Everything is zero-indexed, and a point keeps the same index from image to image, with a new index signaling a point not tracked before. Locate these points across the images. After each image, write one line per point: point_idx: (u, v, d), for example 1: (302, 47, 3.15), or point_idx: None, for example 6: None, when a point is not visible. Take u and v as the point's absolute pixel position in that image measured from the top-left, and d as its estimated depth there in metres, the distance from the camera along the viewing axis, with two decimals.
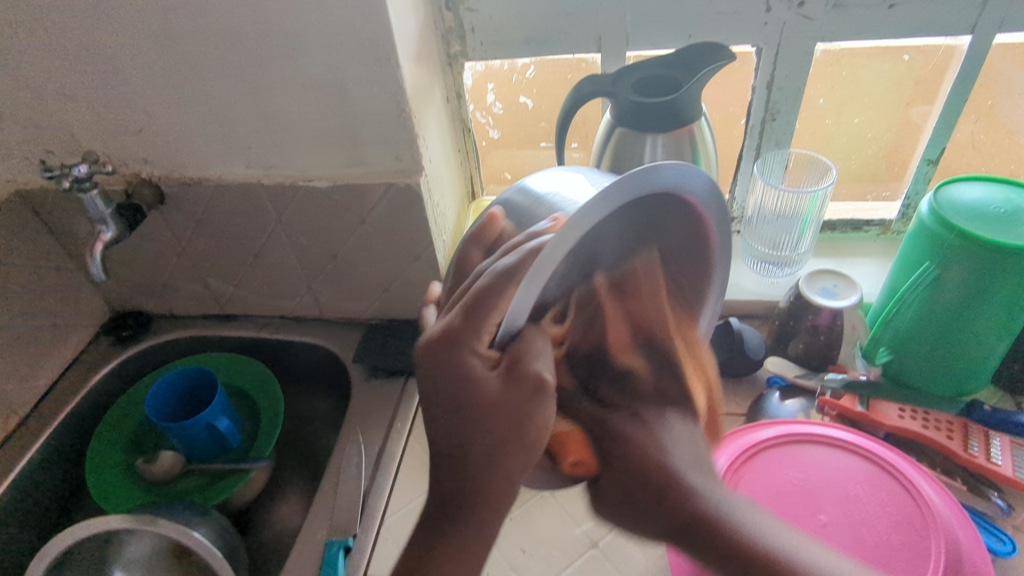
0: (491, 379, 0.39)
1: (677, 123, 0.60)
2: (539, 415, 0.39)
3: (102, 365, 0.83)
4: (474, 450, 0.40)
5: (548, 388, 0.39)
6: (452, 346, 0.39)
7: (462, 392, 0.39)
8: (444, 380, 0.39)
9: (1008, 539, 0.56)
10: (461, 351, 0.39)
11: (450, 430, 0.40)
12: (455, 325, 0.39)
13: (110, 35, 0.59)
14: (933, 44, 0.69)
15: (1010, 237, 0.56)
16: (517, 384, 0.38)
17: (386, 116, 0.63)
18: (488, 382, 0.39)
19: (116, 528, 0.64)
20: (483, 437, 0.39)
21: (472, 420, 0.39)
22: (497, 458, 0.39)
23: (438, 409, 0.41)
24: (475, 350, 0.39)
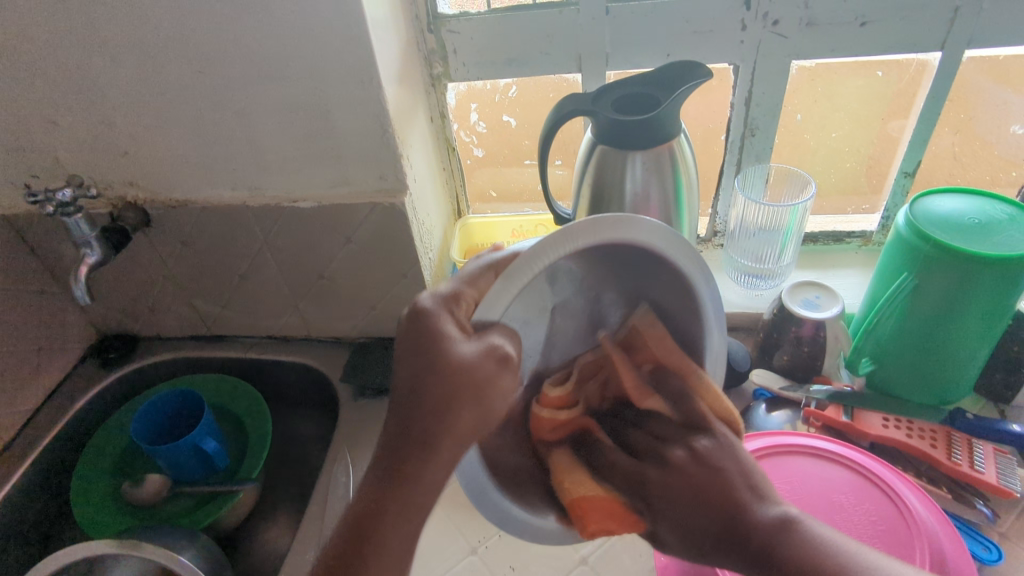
0: (466, 344, 0.39)
1: (657, 141, 0.61)
2: (497, 390, 0.39)
3: (87, 389, 0.82)
4: (427, 398, 0.39)
5: (513, 360, 0.39)
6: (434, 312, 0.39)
7: (428, 352, 0.39)
8: (413, 345, 0.39)
9: (994, 546, 0.56)
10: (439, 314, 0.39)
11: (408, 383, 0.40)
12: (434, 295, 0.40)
13: (95, 60, 0.59)
14: (905, 61, 0.70)
15: (985, 247, 0.57)
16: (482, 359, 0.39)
17: (369, 137, 0.64)
18: (459, 350, 0.38)
19: (100, 554, 0.63)
20: (438, 406, 0.39)
21: (433, 376, 0.39)
22: (451, 409, 0.39)
23: (399, 368, 0.40)
24: (453, 313, 0.39)
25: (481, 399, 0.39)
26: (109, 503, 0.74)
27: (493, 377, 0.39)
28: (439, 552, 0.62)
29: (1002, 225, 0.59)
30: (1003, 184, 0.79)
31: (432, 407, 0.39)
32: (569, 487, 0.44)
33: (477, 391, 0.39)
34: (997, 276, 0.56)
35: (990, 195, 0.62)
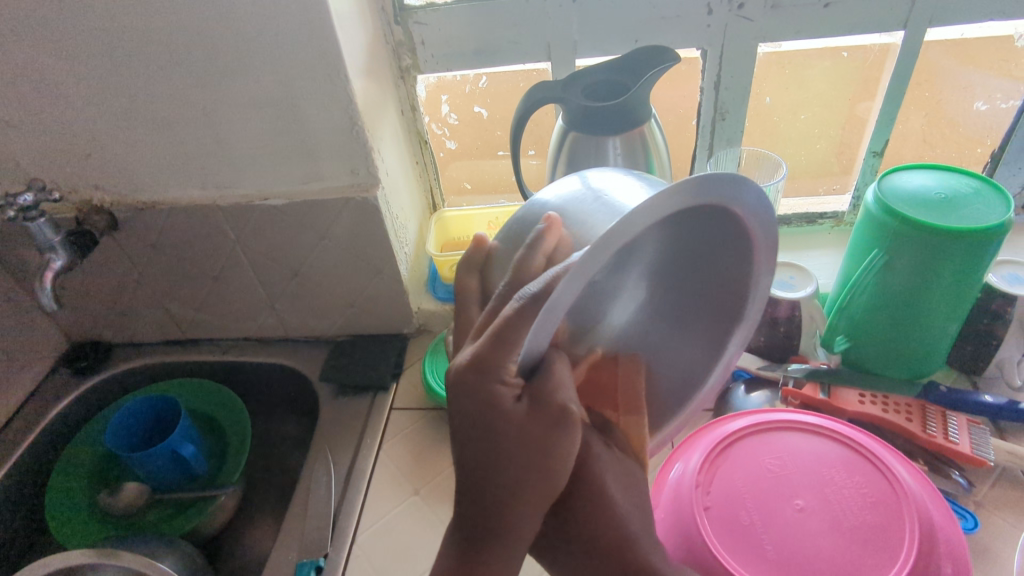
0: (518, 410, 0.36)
1: (628, 125, 0.61)
2: (559, 451, 0.36)
3: (59, 400, 0.80)
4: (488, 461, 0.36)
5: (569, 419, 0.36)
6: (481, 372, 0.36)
7: (485, 419, 0.36)
8: (470, 411, 0.36)
9: (970, 514, 0.57)
10: (491, 380, 0.36)
11: (480, 458, 0.36)
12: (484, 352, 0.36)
13: (52, 60, 0.58)
14: (868, 42, 0.71)
15: (951, 220, 0.57)
16: (543, 415, 0.36)
17: (338, 131, 0.63)
18: (513, 412, 0.36)
19: (77, 564, 0.61)
20: (504, 479, 0.36)
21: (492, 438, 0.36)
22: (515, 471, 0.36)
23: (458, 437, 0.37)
24: (502, 379, 0.36)
25: (547, 468, 0.36)
26: (85, 514, 0.73)
27: (554, 436, 0.36)
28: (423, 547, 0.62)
29: (966, 198, 0.60)
30: (968, 160, 0.81)
31: (503, 484, 0.36)
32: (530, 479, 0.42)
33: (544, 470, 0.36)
34: (965, 248, 0.57)
35: (954, 171, 0.63)
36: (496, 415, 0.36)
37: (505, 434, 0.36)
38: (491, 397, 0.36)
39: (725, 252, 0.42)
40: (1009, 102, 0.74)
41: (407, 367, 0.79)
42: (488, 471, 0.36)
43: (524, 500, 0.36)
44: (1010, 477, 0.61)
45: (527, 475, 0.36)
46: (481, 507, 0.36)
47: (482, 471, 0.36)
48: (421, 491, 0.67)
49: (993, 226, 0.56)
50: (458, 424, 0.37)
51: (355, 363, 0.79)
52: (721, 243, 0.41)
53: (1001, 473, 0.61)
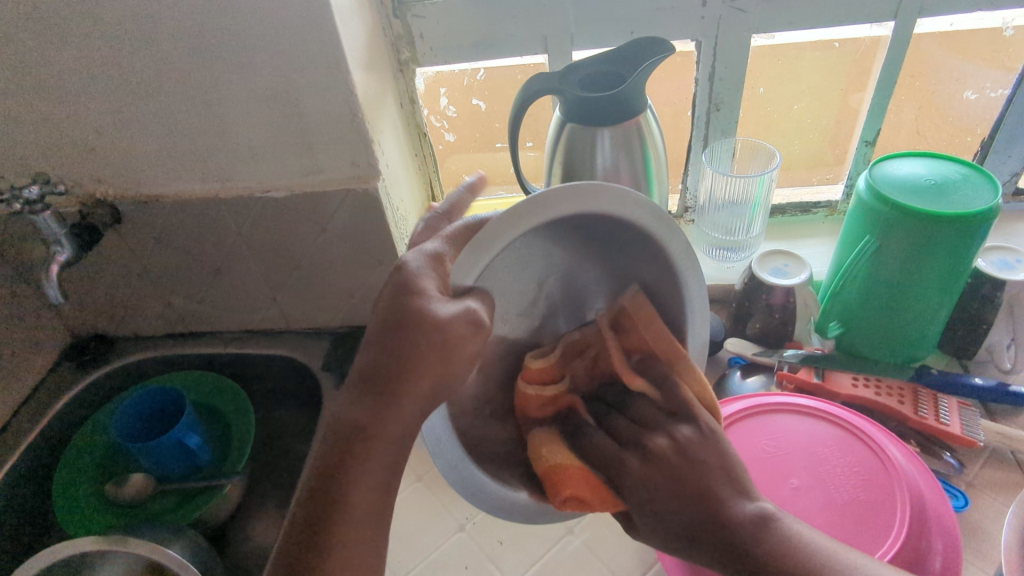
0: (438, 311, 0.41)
1: (624, 115, 0.62)
2: (463, 354, 0.42)
3: (64, 393, 0.81)
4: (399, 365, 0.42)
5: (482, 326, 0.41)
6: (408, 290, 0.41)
7: (410, 307, 0.41)
8: (398, 293, 0.41)
9: (960, 493, 0.59)
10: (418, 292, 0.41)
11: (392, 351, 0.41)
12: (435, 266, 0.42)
13: (56, 54, 0.59)
14: (860, 33, 0.72)
15: (941, 206, 0.59)
16: (464, 318, 0.41)
17: (339, 123, 0.64)
18: (437, 307, 0.41)
19: (88, 551, 0.62)
20: (411, 355, 0.41)
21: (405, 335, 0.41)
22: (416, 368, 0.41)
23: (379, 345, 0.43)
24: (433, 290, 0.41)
25: (449, 360, 0.42)
26: (93, 503, 0.74)
27: (463, 340, 0.41)
28: (426, 531, 0.63)
29: (956, 184, 0.61)
30: (959, 148, 0.82)
31: (410, 358, 0.41)
32: (544, 455, 0.47)
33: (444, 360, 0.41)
34: (955, 233, 0.58)
35: (943, 158, 0.65)
36: (421, 304, 0.41)
37: (421, 322, 0.41)
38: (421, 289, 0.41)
39: (655, 267, 0.48)
40: (998, 90, 0.76)
41: None
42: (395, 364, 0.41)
43: (423, 376, 0.42)
44: (999, 457, 0.62)
45: (430, 358, 0.41)
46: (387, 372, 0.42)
47: (397, 343, 0.41)
48: (424, 477, 0.68)
49: (981, 211, 0.57)
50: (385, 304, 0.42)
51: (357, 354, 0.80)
52: (638, 248, 0.47)
53: (991, 453, 0.63)
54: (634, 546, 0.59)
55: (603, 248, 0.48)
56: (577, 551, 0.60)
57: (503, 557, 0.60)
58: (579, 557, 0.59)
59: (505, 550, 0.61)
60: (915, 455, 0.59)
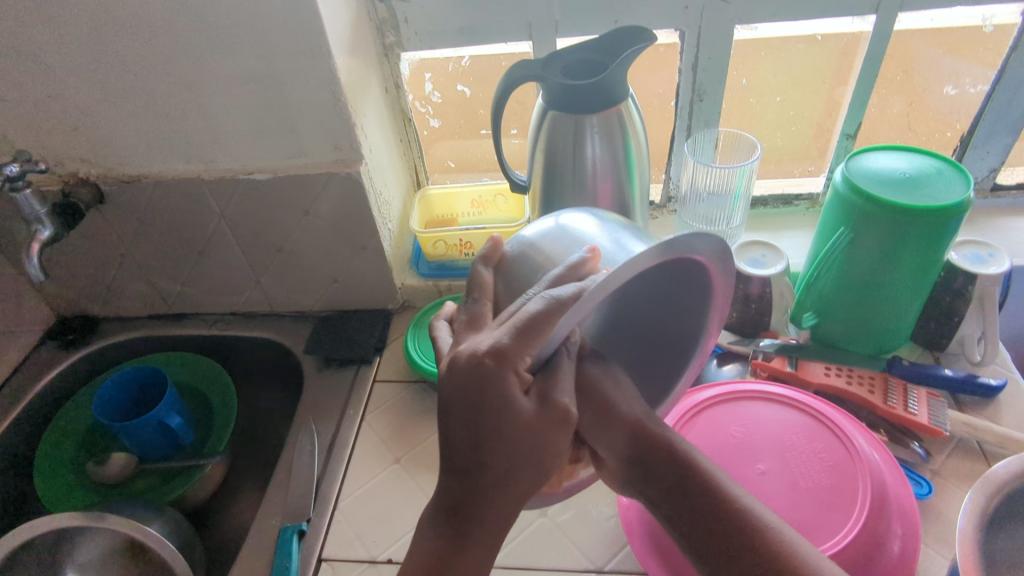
0: (525, 402, 0.41)
1: (606, 103, 0.63)
2: (553, 446, 0.42)
3: (47, 371, 0.81)
4: (488, 468, 0.42)
5: (570, 419, 0.42)
6: (498, 365, 0.40)
7: (493, 412, 0.41)
8: (477, 395, 0.41)
9: (925, 481, 0.60)
10: (507, 370, 0.41)
11: (473, 446, 0.42)
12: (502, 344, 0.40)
13: (36, 32, 0.58)
14: (844, 25, 0.73)
15: (915, 199, 0.59)
16: (544, 415, 0.41)
17: (321, 105, 0.64)
18: (525, 406, 0.41)
19: (68, 526, 0.64)
20: (508, 457, 0.42)
21: (496, 437, 0.41)
22: (510, 469, 0.42)
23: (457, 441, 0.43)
24: (516, 369, 0.41)
25: (544, 457, 0.42)
26: (75, 480, 0.74)
27: (552, 434, 0.42)
28: (402, 513, 0.64)
29: (930, 177, 0.62)
30: (939, 143, 0.82)
31: (511, 461, 0.42)
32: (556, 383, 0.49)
33: (537, 447, 0.42)
34: (928, 227, 0.59)
35: (918, 151, 0.65)
36: (508, 407, 0.41)
37: (509, 424, 0.41)
38: (507, 388, 0.41)
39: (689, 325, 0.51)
40: (977, 87, 0.76)
41: (390, 342, 0.81)
42: (477, 457, 0.42)
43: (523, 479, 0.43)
44: (965, 446, 0.63)
45: (526, 457, 0.42)
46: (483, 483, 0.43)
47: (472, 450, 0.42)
48: (402, 458, 0.69)
49: (954, 205, 0.58)
50: (462, 403, 0.41)
51: (339, 337, 0.80)
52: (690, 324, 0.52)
53: (957, 443, 0.64)
54: (606, 527, 0.60)
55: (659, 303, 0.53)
56: (550, 532, 0.61)
57: None
58: (552, 540, 0.60)
59: None
60: (882, 443, 0.60)
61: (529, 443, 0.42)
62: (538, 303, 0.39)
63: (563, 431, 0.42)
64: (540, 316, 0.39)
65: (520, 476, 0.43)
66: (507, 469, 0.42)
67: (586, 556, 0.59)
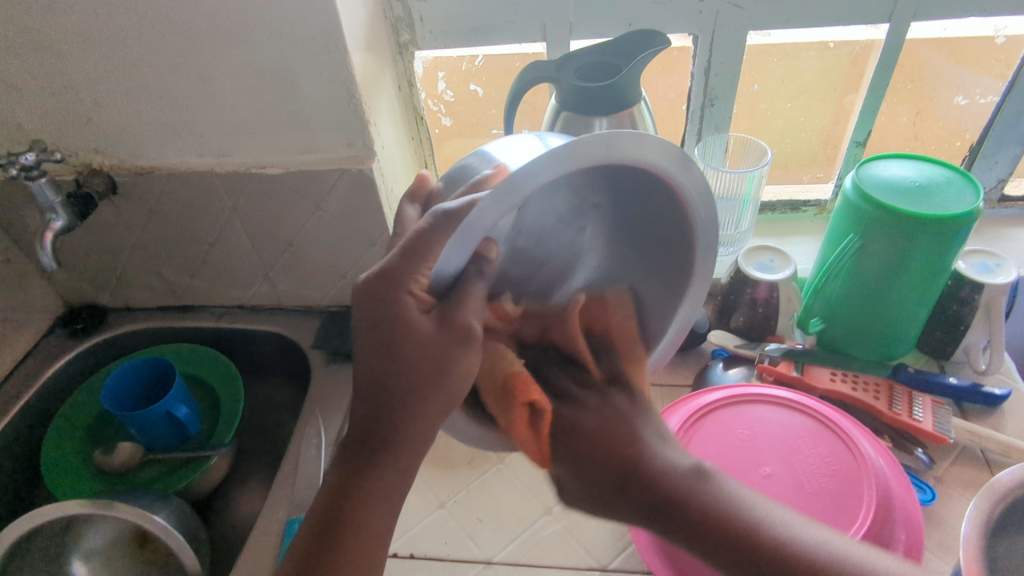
0: (422, 322, 0.41)
1: (619, 106, 0.63)
2: (460, 367, 0.42)
3: (55, 360, 0.82)
4: (395, 389, 0.42)
5: (474, 336, 0.42)
6: (390, 286, 0.40)
7: (392, 330, 0.41)
8: (374, 314, 0.41)
9: (929, 488, 0.61)
10: (397, 291, 0.40)
11: (379, 368, 0.42)
12: (393, 265, 0.41)
13: (55, 24, 0.59)
14: (856, 34, 0.73)
15: (924, 207, 0.60)
16: (447, 331, 0.41)
17: (335, 102, 0.64)
18: (421, 325, 0.41)
19: (74, 514, 0.63)
20: (410, 375, 0.41)
21: (401, 359, 0.41)
22: (417, 394, 0.42)
23: (365, 354, 0.42)
24: (411, 291, 0.41)
25: (450, 380, 0.42)
26: (80, 469, 0.75)
27: (458, 354, 0.41)
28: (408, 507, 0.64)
29: (939, 186, 0.62)
30: (948, 153, 0.83)
31: (414, 374, 0.41)
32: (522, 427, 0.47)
33: (439, 368, 0.41)
34: (936, 235, 0.59)
35: (928, 160, 0.66)
36: (402, 325, 0.40)
37: (407, 341, 0.41)
38: (401, 308, 0.40)
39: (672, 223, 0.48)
40: (988, 97, 0.77)
41: None
42: (385, 377, 0.42)
43: (432, 398, 0.42)
44: (969, 454, 0.64)
45: (433, 377, 0.41)
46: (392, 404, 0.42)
47: (383, 371, 0.42)
48: None
49: (963, 214, 0.59)
50: (365, 322, 0.41)
51: (347, 332, 0.81)
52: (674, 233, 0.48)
53: (961, 451, 0.64)
54: (611, 526, 0.61)
55: (642, 212, 0.50)
56: (555, 530, 0.61)
57: (481, 534, 0.62)
58: (557, 538, 0.61)
59: (484, 527, 0.62)
60: (888, 450, 0.60)
61: (428, 360, 0.41)
62: (429, 220, 0.39)
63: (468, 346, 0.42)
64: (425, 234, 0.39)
65: (430, 395, 0.42)
66: (411, 387, 0.42)
67: (590, 554, 0.59)
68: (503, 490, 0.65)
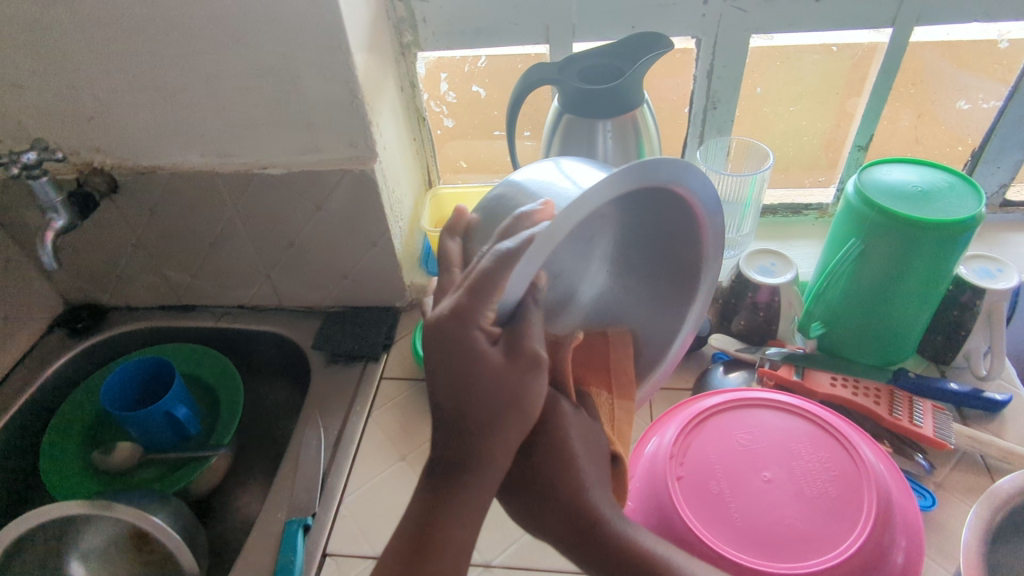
0: (493, 354, 0.39)
1: (621, 109, 0.63)
2: (532, 396, 0.40)
3: (54, 360, 0.82)
4: (470, 430, 0.40)
5: (542, 364, 0.40)
6: (461, 320, 0.39)
7: (464, 365, 0.39)
8: (449, 349, 0.39)
9: (929, 494, 0.61)
10: (470, 325, 0.39)
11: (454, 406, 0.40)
12: (464, 300, 0.38)
13: (58, 22, 0.59)
14: (859, 38, 0.73)
15: (927, 212, 0.60)
16: (517, 361, 0.39)
17: (338, 103, 0.64)
18: (491, 356, 0.39)
19: (73, 515, 0.63)
20: (486, 414, 0.40)
21: (477, 395, 0.39)
22: (491, 429, 0.40)
23: (438, 400, 0.41)
24: (481, 324, 0.39)
25: (526, 407, 0.40)
26: (79, 469, 0.75)
27: (529, 383, 0.40)
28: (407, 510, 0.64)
29: (942, 192, 0.62)
30: (950, 158, 0.83)
31: (490, 414, 0.40)
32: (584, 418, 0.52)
33: (513, 397, 0.39)
34: (939, 241, 0.59)
35: (930, 165, 0.66)
36: (477, 359, 0.39)
37: (482, 376, 0.39)
38: (473, 341, 0.38)
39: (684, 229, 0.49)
40: (990, 102, 0.77)
41: (398, 339, 0.81)
42: (460, 415, 0.40)
43: (506, 432, 0.40)
44: (969, 460, 0.64)
45: (506, 408, 0.39)
46: (463, 447, 0.40)
47: (453, 414, 0.40)
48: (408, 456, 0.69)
49: (965, 220, 0.59)
50: (435, 360, 0.40)
51: (347, 333, 0.80)
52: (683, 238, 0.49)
53: (962, 457, 0.64)
54: None
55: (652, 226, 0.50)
56: None
57: (480, 537, 0.62)
58: None
59: (483, 531, 0.62)
60: (888, 456, 0.60)
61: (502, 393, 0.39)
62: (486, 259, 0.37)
63: (537, 374, 0.40)
64: (489, 272, 0.37)
65: (501, 428, 0.40)
66: (484, 423, 0.40)
67: None
68: None
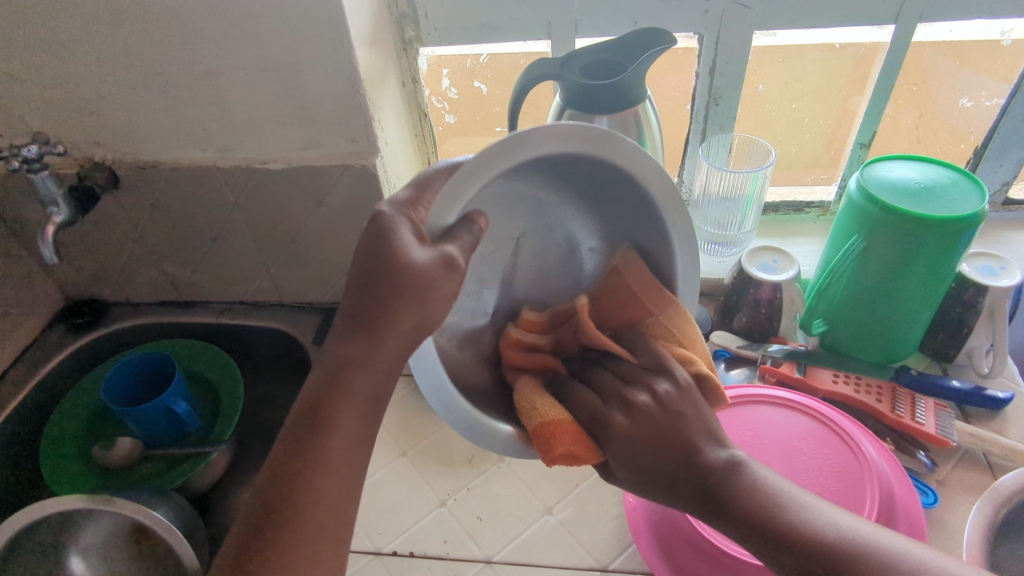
0: (416, 252, 0.41)
1: (623, 105, 0.63)
2: (442, 296, 0.42)
3: (54, 355, 0.82)
4: (376, 322, 0.43)
5: (460, 269, 0.41)
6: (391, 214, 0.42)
7: (386, 260, 0.41)
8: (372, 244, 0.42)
9: (931, 491, 0.60)
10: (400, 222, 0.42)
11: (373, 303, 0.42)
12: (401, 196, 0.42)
13: (59, 16, 0.59)
14: (861, 35, 0.73)
15: (929, 209, 0.60)
16: (438, 262, 0.41)
17: (339, 98, 0.64)
18: (415, 257, 0.41)
19: (72, 509, 0.63)
20: (395, 307, 0.42)
21: (389, 289, 0.42)
22: (399, 323, 0.42)
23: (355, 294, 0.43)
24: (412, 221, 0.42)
25: (437, 304, 0.42)
26: (78, 464, 0.74)
27: (445, 282, 0.42)
28: (409, 506, 0.64)
29: (944, 189, 0.62)
30: (953, 156, 0.83)
31: (402, 307, 0.42)
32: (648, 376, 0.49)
33: (423, 294, 0.42)
34: (941, 237, 0.59)
35: (933, 163, 0.66)
36: (399, 255, 0.41)
37: (398, 272, 0.41)
38: (397, 236, 0.41)
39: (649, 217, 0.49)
40: (993, 100, 0.77)
41: None
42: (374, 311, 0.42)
43: (409, 323, 0.42)
44: (972, 458, 0.64)
45: (415, 303, 0.42)
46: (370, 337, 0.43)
47: (369, 305, 0.43)
48: (408, 452, 0.69)
49: (968, 216, 0.58)
50: (361, 258, 0.43)
51: None
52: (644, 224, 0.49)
53: (964, 454, 0.64)
54: (611, 527, 0.61)
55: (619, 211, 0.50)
56: (554, 530, 0.61)
57: (480, 534, 0.61)
58: (558, 538, 0.60)
59: (484, 526, 0.62)
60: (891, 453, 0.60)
61: (413, 292, 0.42)
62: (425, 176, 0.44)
63: (455, 277, 0.42)
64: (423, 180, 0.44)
65: (407, 323, 0.42)
66: (393, 317, 0.42)
67: (591, 555, 0.59)
68: (504, 489, 0.65)
